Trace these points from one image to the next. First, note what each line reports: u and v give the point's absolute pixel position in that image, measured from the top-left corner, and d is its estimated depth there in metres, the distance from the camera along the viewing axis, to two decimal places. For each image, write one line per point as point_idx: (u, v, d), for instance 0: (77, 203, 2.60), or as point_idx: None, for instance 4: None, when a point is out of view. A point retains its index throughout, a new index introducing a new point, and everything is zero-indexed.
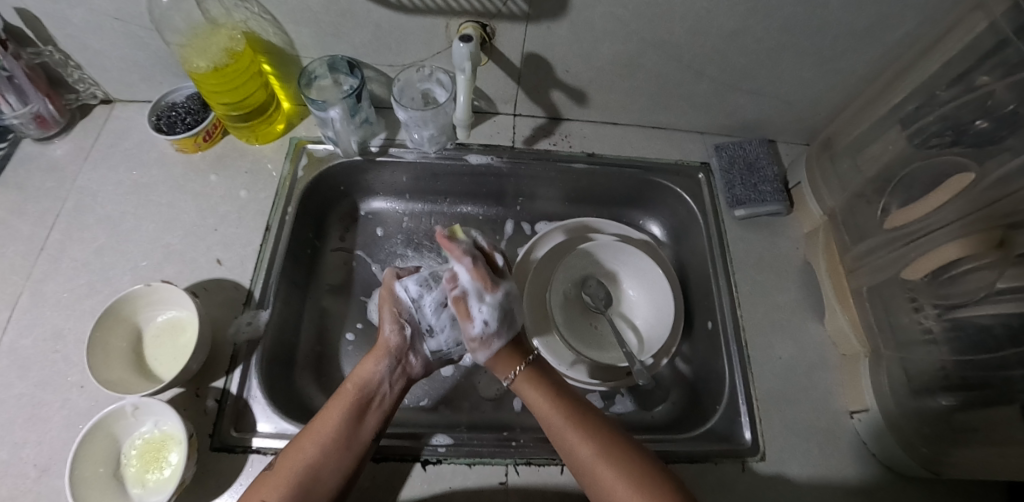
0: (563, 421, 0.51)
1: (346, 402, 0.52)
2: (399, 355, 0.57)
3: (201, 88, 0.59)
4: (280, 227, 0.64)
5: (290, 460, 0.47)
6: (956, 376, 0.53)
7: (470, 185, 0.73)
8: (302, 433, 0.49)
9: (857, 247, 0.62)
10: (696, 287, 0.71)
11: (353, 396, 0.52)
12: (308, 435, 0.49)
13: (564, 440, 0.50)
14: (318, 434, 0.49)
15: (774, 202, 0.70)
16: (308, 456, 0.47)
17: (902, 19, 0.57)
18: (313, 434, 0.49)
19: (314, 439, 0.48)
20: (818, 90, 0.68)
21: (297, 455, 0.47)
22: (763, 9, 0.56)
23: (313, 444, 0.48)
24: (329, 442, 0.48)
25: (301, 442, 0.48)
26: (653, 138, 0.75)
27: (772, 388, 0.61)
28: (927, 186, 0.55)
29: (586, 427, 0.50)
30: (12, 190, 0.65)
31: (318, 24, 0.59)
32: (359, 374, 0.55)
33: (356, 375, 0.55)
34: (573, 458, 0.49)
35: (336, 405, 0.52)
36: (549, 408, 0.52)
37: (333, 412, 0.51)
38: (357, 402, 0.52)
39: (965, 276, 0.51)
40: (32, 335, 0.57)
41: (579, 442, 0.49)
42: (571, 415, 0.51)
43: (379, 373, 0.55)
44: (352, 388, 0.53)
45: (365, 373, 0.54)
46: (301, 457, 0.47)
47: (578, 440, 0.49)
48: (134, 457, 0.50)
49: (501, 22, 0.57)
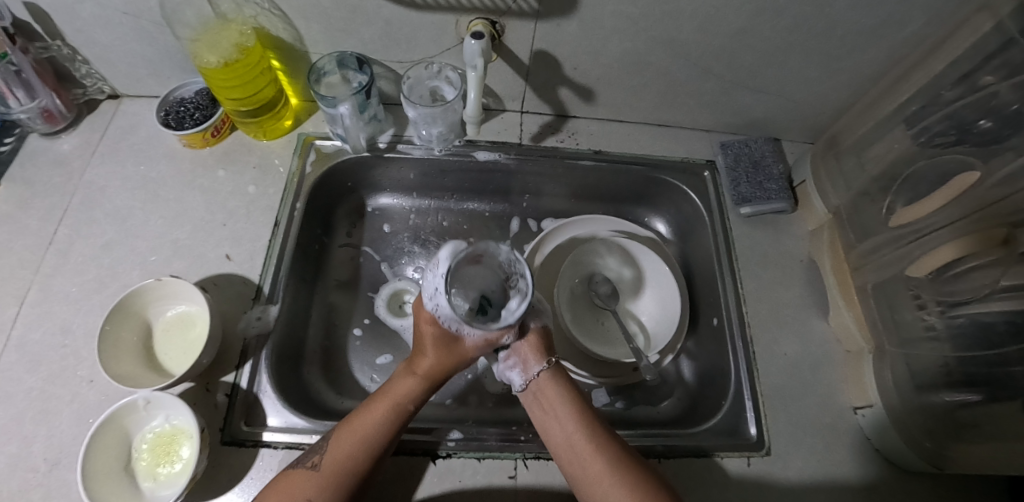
0: (586, 447, 0.48)
1: (389, 415, 0.49)
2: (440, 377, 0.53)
3: (211, 83, 0.59)
4: (289, 222, 0.64)
5: (328, 464, 0.46)
6: (959, 372, 0.54)
7: (477, 181, 0.74)
8: (342, 432, 0.48)
9: (862, 245, 0.63)
10: (702, 283, 0.72)
11: (394, 410, 0.50)
12: (348, 438, 0.47)
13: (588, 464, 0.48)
14: (359, 437, 0.47)
15: (780, 199, 0.71)
16: (349, 458, 0.46)
17: (909, 18, 0.58)
18: (355, 441, 0.47)
19: (353, 446, 0.47)
20: (824, 89, 0.69)
21: (337, 459, 0.46)
22: (771, 8, 0.57)
23: (355, 452, 0.47)
24: (365, 457, 0.47)
25: (340, 445, 0.47)
26: (660, 136, 0.76)
27: (777, 384, 0.62)
28: (933, 185, 0.56)
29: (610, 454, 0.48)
30: (19, 185, 0.65)
31: (328, 20, 0.59)
32: (403, 385, 0.51)
33: (398, 383, 0.51)
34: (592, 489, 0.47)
35: (381, 407, 0.49)
36: (575, 431, 0.50)
37: (378, 416, 0.49)
38: (398, 415, 0.49)
39: (968, 274, 0.52)
40: (41, 330, 0.57)
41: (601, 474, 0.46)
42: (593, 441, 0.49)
43: (417, 391, 0.51)
44: (395, 399, 0.50)
45: (409, 385, 0.51)
46: (340, 464, 0.46)
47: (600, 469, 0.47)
48: (145, 451, 0.50)
49: (511, 19, 0.58)
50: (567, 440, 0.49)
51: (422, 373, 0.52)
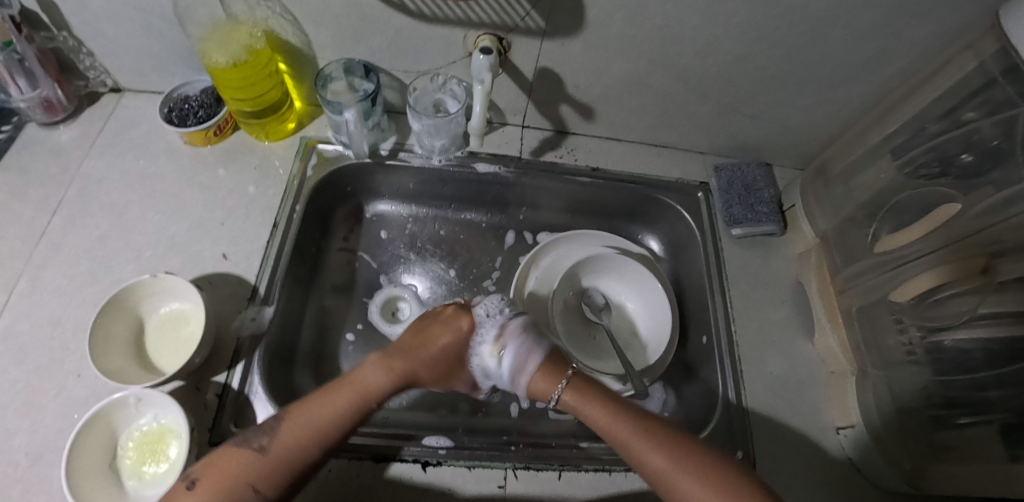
0: (630, 430, 0.48)
1: (352, 407, 0.49)
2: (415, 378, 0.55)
3: (218, 82, 0.60)
4: (287, 224, 0.64)
5: (278, 448, 0.44)
6: (939, 395, 0.56)
7: (475, 192, 0.75)
8: (297, 416, 0.46)
9: (849, 269, 0.65)
10: (692, 300, 0.73)
11: (360, 402, 0.49)
12: (301, 423, 0.46)
13: (634, 444, 0.47)
14: (314, 421, 0.46)
15: (769, 222, 0.73)
16: (298, 440, 0.45)
17: (897, 54, 0.61)
18: (308, 429, 0.46)
19: (306, 434, 0.46)
20: (815, 118, 0.72)
21: (285, 444, 0.45)
22: (769, 37, 0.59)
23: (307, 442, 0.45)
24: (315, 447, 0.46)
25: (291, 430, 0.45)
26: (656, 156, 0.77)
27: (763, 402, 0.63)
28: (917, 213, 0.58)
29: (650, 432, 0.48)
30: (14, 173, 0.65)
31: (338, 27, 0.60)
32: (372, 379, 0.52)
33: (369, 378, 0.52)
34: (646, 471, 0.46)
35: (343, 397, 0.49)
36: (615, 421, 0.49)
37: (338, 404, 0.48)
38: (361, 411, 0.49)
39: (948, 300, 0.54)
40: (29, 322, 0.56)
41: (646, 453, 0.46)
42: (629, 423, 0.49)
43: (386, 385, 0.52)
44: (362, 391, 0.50)
45: (384, 386, 0.52)
46: (288, 447, 0.45)
47: (644, 449, 0.47)
48: (132, 449, 0.50)
49: (518, 36, 0.60)
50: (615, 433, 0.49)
51: (400, 371, 0.53)
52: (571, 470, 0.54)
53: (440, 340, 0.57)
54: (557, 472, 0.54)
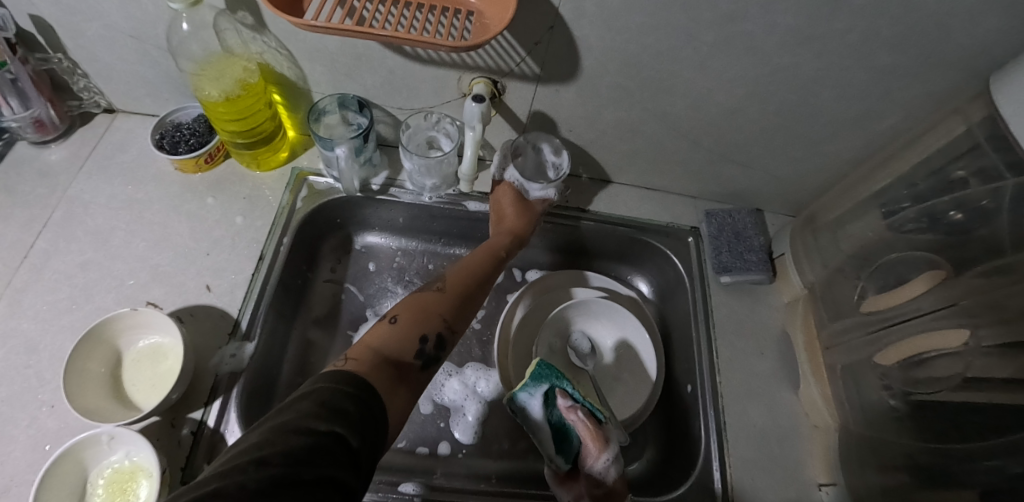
0: None
1: (485, 256, 0.63)
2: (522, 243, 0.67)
3: (211, 115, 0.60)
4: (274, 256, 0.64)
5: (451, 288, 0.57)
6: (919, 458, 0.55)
7: (465, 229, 0.74)
8: (453, 273, 0.59)
9: (833, 325, 0.65)
10: (679, 345, 0.73)
11: (490, 254, 0.64)
12: (459, 274, 0.60)
13: None
14: (467, 273, 0.60)
15: (758, 271, 0.72)
16: (457, 288, 0.58)
17: (888, 113, 0.61)
18: (466, 278, 0.60)
19: (464, 278, 0.59)
20: (807, 170, 0.72)
21: (455, 284, 0.58)
22: (760, 92, 0.60)
23: (469, 281, 0.59)
24: (473, 287, 0.59)
25: (456, 278, 0.59)
26: (648, 200, 0.77)
27: (744, 455, 0.62)
28: (903, 275, 0.58)
29: None
30: (0, 192, 0.65)
31: (333, 63, 0.60)
32: (495, 239, 0.65)
33: (494, 238, 0.65)
34: None
35: (478, 255, 0.63)
36: None
37: (478, 260, 0.63)
38: (496, 257, 0.64)
39: (932, 362, 0.54)
40: (4, 348, 0.56)
41: None
42: None
43: (503, 241, 0.65)
44: (491, 248, 0.64)
45: (507, 241, 0.65)
46: (457, 287, 0.58)
47: None
48: (102, 486, 0.50)
49: (512, 80, 0.60)
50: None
51: (511, 231, 0.66)
52: None
53: (511, 205, 0.68)
54: None
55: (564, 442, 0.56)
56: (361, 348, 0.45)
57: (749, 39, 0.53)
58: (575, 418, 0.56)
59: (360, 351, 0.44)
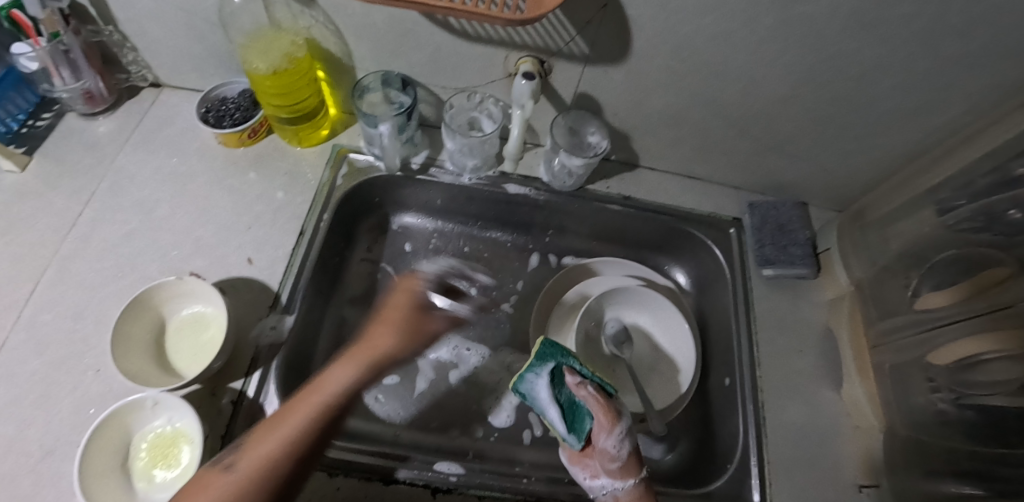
0: None
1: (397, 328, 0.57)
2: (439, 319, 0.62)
3: (258, 89, 0.60)
4: (314, 232, 0.64)
5: (339, 373, 0.50)
6: (967, 463, 0.54)
7: (503, 212, 0.74)
8: (349, 353, 0.53)
9: (882, 323, 0.63)
10: (716, 339, 0.71)
11: (401, 329, 0.57)
12: (366, 349, 0.53)
13: None
14: (373, 347, 0.54)
15: (802, 265, 0.70)
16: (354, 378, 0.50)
17: (951, 104, 0.58)
18: (371, 356, 0.53)
19: (370, 357, 0.53)
20: (858, 163, 0.69)
21: (342, 366, 0.51)
22: (816, 79, 0.58)
23: (367, 362, 0.52)
24: (372, 369, 0.52)
25: (348, 359, 0.52)
26: (689, 189, 0.76)
27: (783, 453, 0.61)
28: (960, 272, 0.56)
29: None
30: (51, 162, 0.66)
31: (379, 40, 0.60)
32: (401, 304, 0.59)
33: (400, 302, 0.59)
34: None
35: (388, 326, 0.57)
36: None
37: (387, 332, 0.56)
38: (407, 329, 0.57)
39: (987, 366, 0.52)
40: (54, 312, 0.57)
41: None
42: None
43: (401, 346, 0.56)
44: (394, 323, 0.57)
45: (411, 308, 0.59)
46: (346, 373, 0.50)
47: None
48: (144, 450, 0.50)
49: (560, 60, 0.59)
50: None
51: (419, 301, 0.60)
52: None
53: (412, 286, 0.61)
54: None
55: (573, 418, 0.52)
56: (260, 451, 0.42)
57: (809, 22, 0.51)
58: (584, 393, 0.51)
59: (251, 459, 0.41)
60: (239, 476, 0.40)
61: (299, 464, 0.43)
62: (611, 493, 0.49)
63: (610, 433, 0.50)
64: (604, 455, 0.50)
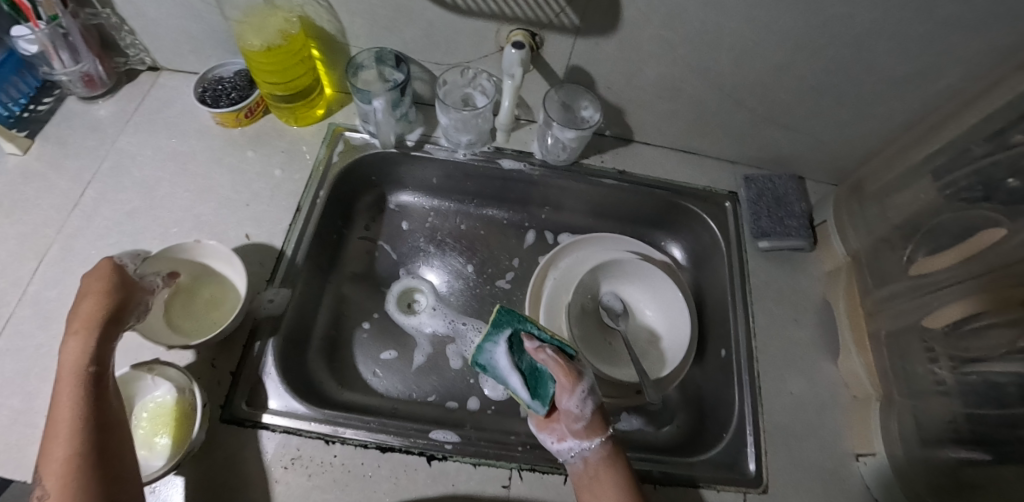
0: None
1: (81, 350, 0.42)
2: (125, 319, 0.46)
3: (253, 66, 0.61)
4: (310, 209, 0.65)
5: (63, 405, 0.40)
6: (966, 429, 0.53)
7: (499, 189, 0.74)
8: (60, 389, 0.41)
9: (879, 291, 0.63)
10: (713, 312, 0.71)
11: (75, 351, 0.42)
12: (64, 381, 0.41)
13: None
14: (72, 377, 0.41)
15: (798, 237, 0.71)
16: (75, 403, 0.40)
17: (946, 70, 0.58)
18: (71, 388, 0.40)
19: (76, 389, 0.41)
20: (854, 133, 0.69)
21: (66, 398, 0.40)
22: (810, 47, 0.57)
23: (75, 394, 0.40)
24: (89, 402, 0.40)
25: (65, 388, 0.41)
26: (685, 163, 0.76)
27: (781, 422, 0.61)
28: (956, 237, 0.56)
29: None
30: (54, 145, 0.67)
31: (373, 16, 0.60)
32: (73, 336, 0.43)
33: (74, 336, 0.43)
34: None
35: (76, 360, 0.42)
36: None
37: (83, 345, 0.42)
38: (93, 349, 0.42)
39: (985, 331, 0.51)
40: (57, 289, 0.58)
41: None
42: None
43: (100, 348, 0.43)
44: (78, 344, 0.42)
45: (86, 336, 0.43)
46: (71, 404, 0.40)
47: None
48: (145, 419, 0.50)
49: (551, 32, 0.59)
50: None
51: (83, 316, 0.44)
52: None
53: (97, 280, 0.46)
54: (563, 477, 0.53)
55: (537, 384, 0.54)
56: (53, 467, 0.37)
57: None
58: (544, 357, 0.53)
59: (53, 477, 0.37)
60: (52, 499, 0.36)
61: (101, 452, 0.39)
62: (580, 455, 0.51)
63: (571, 393, 0.51)
64: (570, 417, 0.51)
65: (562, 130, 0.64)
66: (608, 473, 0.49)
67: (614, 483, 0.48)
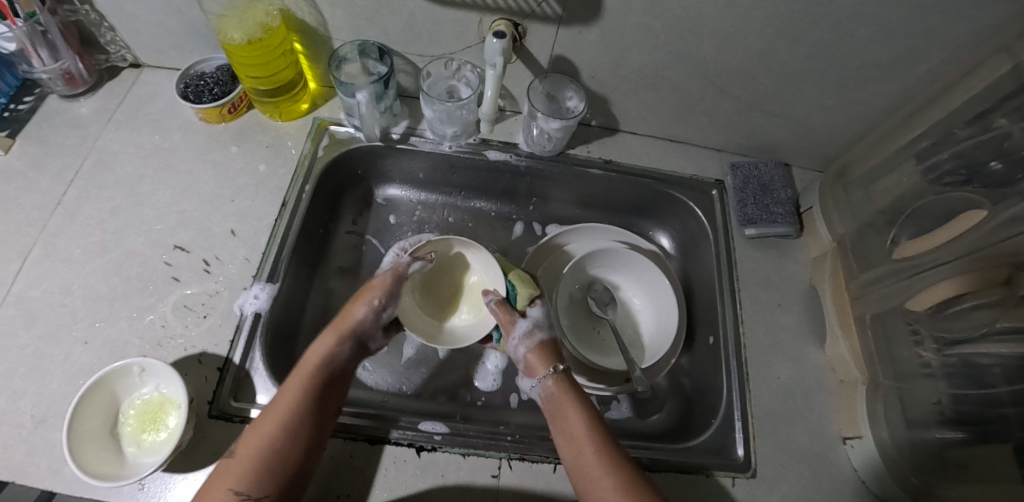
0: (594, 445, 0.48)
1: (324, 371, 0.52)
2: (362, 338, 0.57)
3: (234, 60, 0.60)
4: (296, 203, 0.65)
5: (280, 406, 0.47)
6: (951, 410, 0.53)
7: (486, 181, 0.74)
8: (285, 388, 0.49)
9: (863, 276, 0.63)
10: (701, 300, 0.72)
11: (315, 371, 0.51)
12: (293, 381, 0.50)
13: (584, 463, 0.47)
14: (300, 380, 0.50)
15: (784, 224, 0.71)
16: (287, 411, 0.47)
17: (927, 54, 0.58)
18: (309, 399, 0.49)
19: (296, 395, 0.48)
20: (838, 119, 0.69)
21: (283, 402, 0.48)
22: (793, 32, 0.57)
23: (294, 399, 0.48)
24: (297, 420, 0.47)
25: (288, 390, 0.49)
26: (671, 152, 0.76)
27: (768, 407, 0.61)
28: (939, 220, 0.56)
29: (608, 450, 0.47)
30: (35, 143, 0.66)
31: (354, 8, 0.60)
32: (321, 343, 0.54)
33: (319, 340, 0.55)
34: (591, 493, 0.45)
35: (296, 380, 0.50)
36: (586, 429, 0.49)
37: (320, 347, 0.54)
38: (319, 378, 0.51)
39: (969, 312, 0.51)
40: (41, 288, 0.57)
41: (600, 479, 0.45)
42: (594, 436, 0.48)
43: (336, 352, 0.54)
44: (321, 358, 0.53)
45: (326, 344, 0.54)
46: (290, 409, 0.47)
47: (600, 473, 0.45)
48: (132, 416, 0.50)
49: (534, 22, 0.59)
50: (575, 443, 0.48)
51: (341, 331, 0.56)
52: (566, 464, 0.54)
53: (361, 303, 0.58)
54: (552, 465, 0.53)
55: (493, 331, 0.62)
56: (254, 441, 0.45)
57: None
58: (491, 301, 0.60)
59: (251, 449, 0.45)
60: (241, 464, 0.44)
61: (304, 450, 0.46)
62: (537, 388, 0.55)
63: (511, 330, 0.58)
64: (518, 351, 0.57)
65: (551, 120, 0.64)
66: (566, 402, 0.52)
67: (571, 410, 0.51)
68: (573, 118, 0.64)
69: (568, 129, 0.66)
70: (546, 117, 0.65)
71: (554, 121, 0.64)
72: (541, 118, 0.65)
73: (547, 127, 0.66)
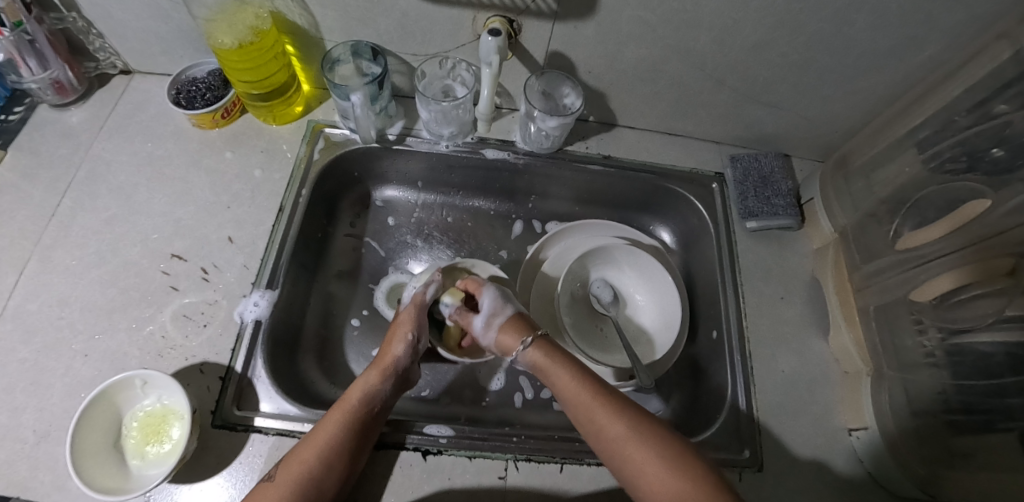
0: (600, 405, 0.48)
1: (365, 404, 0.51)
2: (403, 374, 0.56)
3: (225, 65, 0.59)
4: (293, 208, 0.64)
5: (322, 434, 0.47)
6: (955, 400, 0.53)
7: (484, 179, 0.73)
8: (331, 416, 0.49)
9: (866, 267, 0.62)
10: (703, 295, 0.71)
11: (359, 404, 0.51)
12: (338, 409, 0.50)
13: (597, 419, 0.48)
14: (344, 410, 0.50)
15: (786, 216, 0.70)
16: (328, 439, 0.47)
17: (927, 41, 0.57)
18: (351, 431, 0.48)
19: (338, 424, 0.48)
20: (837, 108, 0.69)
21: (327, 430, 0.48)
22: (791, 22, 0.57)
23: (337, 428, 0.48)
24: (335, 453, 0.46)
25: (333, 418, 0.49)
26: (669, 146, 0.75)
27: (772, 400, 0.61)
28: (941, 210, 0.55)
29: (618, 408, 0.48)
30: (26, 154, 0.65)
31: (345, 8, 0.59)
32: (368, 376, 0.54)
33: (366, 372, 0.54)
34: (604, 440, 0.47)
35: (339, 410, 0.49)
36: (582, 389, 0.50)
37: (367, 378, 0.53)
38: (362, 411, 0.50)
39: (972, 302, 0.51)
40: (38, 301, 0.57)
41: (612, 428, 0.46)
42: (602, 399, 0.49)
43: (380, 387, 0.53)
44: (368, 390, 0.52)
45: (370, 377, 0.54)
46: (332, 440, 0.47)
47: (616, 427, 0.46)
48: (135, 429, 0.50)
49: (529, 18, 0.58)
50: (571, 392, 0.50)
51: (385, 364, 0.55)
52: (573, 464, 0.53)
53: (404, 341, 0.58)
54: (559, 465, 0.53)
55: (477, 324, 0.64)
56: (295, 465, 0.45)
57: None
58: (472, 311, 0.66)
59: (290, 472, 0.45)
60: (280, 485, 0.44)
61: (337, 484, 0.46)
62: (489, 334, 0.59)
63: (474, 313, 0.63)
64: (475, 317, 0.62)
65: (547, 117, 0.63)
66: (559, 360, 0.53)
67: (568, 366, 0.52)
68: (570, 115, 0.63)
69: (564, 127, 0.65)
70: (542, 115, 0.64)
71: (549, 118, 0.63)
72: (539, 116, 0.64)
73: (542, 125, 0.65)
